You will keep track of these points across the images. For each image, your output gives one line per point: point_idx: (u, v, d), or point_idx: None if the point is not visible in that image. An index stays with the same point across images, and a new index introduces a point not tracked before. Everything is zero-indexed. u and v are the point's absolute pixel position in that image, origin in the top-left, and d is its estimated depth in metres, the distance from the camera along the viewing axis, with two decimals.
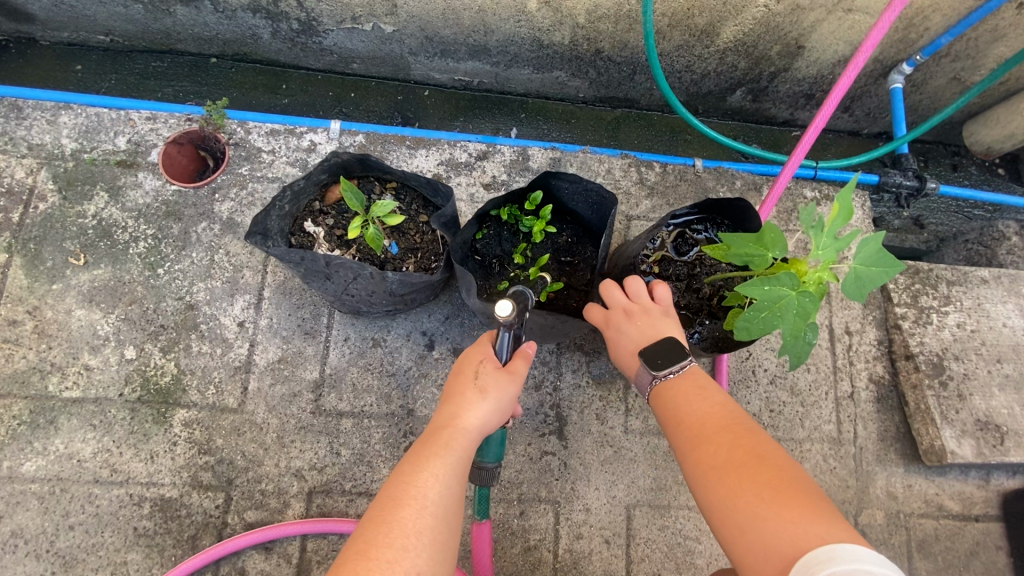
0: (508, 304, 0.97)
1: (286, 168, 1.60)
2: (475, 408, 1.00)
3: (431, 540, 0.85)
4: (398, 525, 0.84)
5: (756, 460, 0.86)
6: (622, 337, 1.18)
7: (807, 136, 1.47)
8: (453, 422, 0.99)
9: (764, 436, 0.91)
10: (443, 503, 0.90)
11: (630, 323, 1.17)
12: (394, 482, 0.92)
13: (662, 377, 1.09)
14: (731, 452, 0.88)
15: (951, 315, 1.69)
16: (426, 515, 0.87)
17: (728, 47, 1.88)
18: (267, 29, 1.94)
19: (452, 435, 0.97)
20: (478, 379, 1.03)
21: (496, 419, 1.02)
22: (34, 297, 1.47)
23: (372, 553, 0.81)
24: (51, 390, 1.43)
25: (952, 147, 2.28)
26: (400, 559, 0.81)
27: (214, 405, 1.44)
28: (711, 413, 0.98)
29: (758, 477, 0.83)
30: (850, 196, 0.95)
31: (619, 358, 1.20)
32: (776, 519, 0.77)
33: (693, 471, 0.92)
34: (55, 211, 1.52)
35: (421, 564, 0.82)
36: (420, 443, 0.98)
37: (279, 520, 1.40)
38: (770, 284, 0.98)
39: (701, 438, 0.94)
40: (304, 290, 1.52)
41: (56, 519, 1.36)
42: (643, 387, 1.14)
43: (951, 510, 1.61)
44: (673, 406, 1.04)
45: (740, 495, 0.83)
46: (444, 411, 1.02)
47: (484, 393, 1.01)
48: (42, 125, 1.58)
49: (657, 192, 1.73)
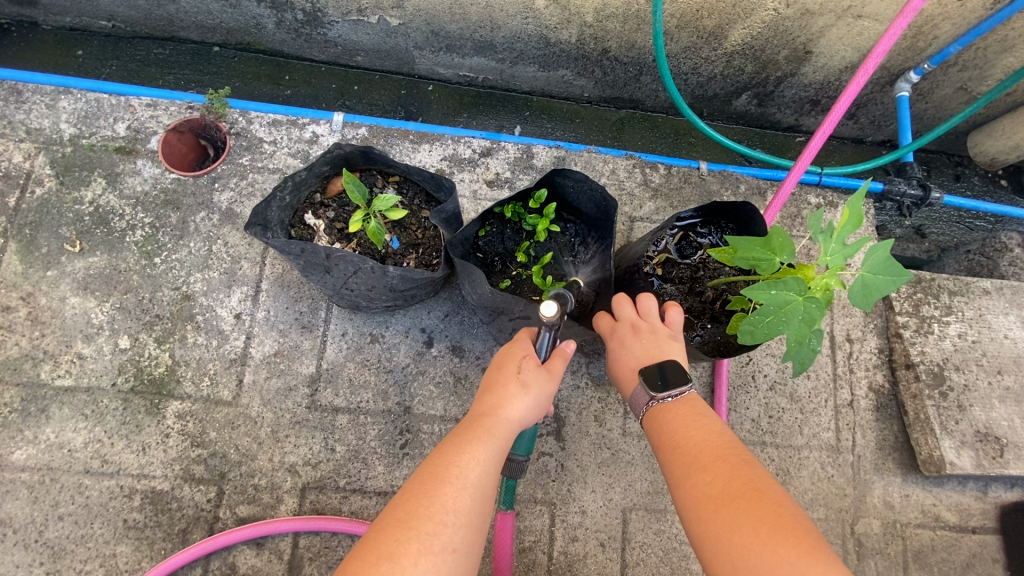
0: (553, 304, 0.99)
1: (287, 159, 1.58)
2: (517, 400, 0.99)
3: (468, 521, 0.85)
4: (438, 501, 0.84)
5: (752, 493, 0.83)
6: (624, 351, 1.13)
7: (813, 141, 1.46)
8: (495, 411, 0.97)
9: (759, 469, 0.87)
10: (481, 487, 0.89)
11: (636, 339, 1.13)
12: (437, 457, 0.91)
13: (660, 399, 1.05)
14: (726, 483, 0.85)
15: (953, 325, 1.68)
16: (466, 497, 0.86)
17: (735, 51, 1.87)
18: (271, 19, 1.92)
19: (494, 424, 0.96)
20: (521, 373, 1.02)
21: (533, 414, 1.02)
22: (28, 284, 1.45)
23: (414, 523, 0.81)
24: (43, 378, 1.41)
25: (955, 157, 2.27)
26: (438, 533, 0.81)
27: (208, 398, 1.42)
28: (708, 439, 0.95)
29: (753, 512, 0.80)
30: (860, 202, 0.93)
31: (616, 373, 1.16)
32: (772, 558, 0.74)
33: (685, 499, 0.89)
34: (51, 196, 1.50)
35: (457, 543, 0.82)
36: (463, 426, 0.97)
37: (271, 515, 1.38)
38: (777, 288, 0.96)
39: (696, 464, 0.90)
40: (302, 283, 1.51)
41: (45, 509, 1.34)
42: (637, 406, 1.10)
43: (948, 521, 1.61)
44: (668, 429, 1.00)
45: (736, 530, 0.79)
46: (487, 398, 1.01)
47: (526, 388, 1.00)
48: (41, 109, 1.55)
49: (662, 194, 1.72)
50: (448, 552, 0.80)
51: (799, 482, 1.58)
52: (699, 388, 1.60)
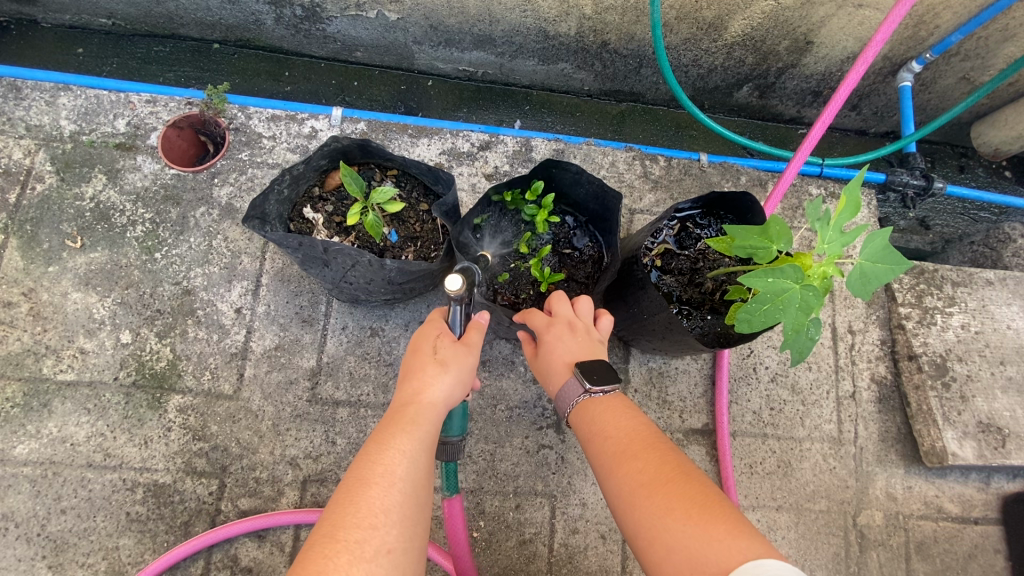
0: (458, 277, 1.00)
1: (287, 154, 1.59)
2: (436, 381, 1.00)
3: (399, 517, 0.84)
4: (365, 504, 0.83)
5: (681, 478, 0.85)
6: (561, 346, 1.13)
7: (813, 132, 1.46)
8: (416, 398, 0.98)
9: (684, 458, 0.90)
10: (410, 479, 0.89)
11: (573, 336, 1.14)
12: (361, 461, 0.90)
13: (592, 393, 1.06)
14: (656, 469, 0.88)
15: (955, 316, 1.67)
16: (394, 493, 0.86)
17: (735, 42, 1.86)
18: (270, 15, 1.92)
19: (416, 412, 0.97)
20: (438, 354, 1.03)
21: (457, 393, 1.02)
22: (29, 279, 1.46)
23: (341, 535, 0.79)
24: (45, 372, 1.42)
25: (959, 148, 2.25)
26: (369, 537, 0.80)
27: (209, 391, 1.43)
28: (637, 430, 0.98)
29: (681, 495, 0.82)
30: (857, 189, 0.93)
31: (546, 367, 1.15)
32: (701, 534, 0.76)
33: (617, 489, 0.90)
34: (52, 192, 1.51)
35: (392, 543, 0.81)
36: (387, 422, 0.97)
37: (272, 508, 1.39)
38: (775, 276, 0.96)
39: (626, 453, 0.93)
40: (302, 277, 1.51)
41: (48, 503, 1.35)
42: (565, 401, 1.10)
43: (950, 512, 1.60)
44: (596, 423, 1.02)
45: (668, 512, 0.81)
46: (407, 386, 1.01)
47: (444, 366, 1.01)
48: (41, 106, 1.56)
49: (662, 186, 1.71)
50: (383, 554, 0.79)
51: (800, 474, 1.57)
52: (700, 380, 1.60)
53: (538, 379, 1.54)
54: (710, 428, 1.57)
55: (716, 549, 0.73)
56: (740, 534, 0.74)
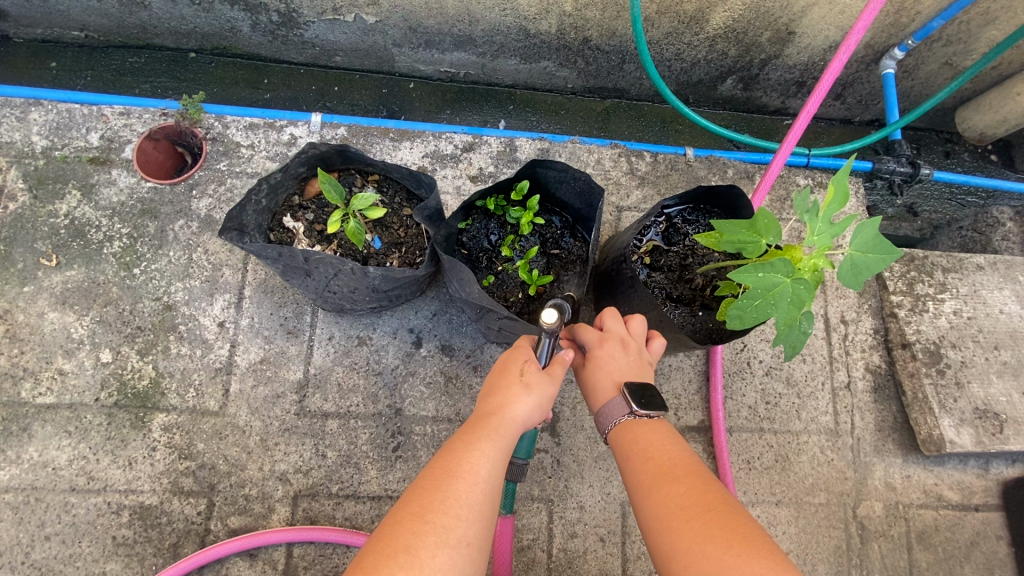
0: (553, 310, 1.01)
1: (266, 162, 1.55)
2: (523, 401, 0.97)
3: (480, 515, 0.85)
4: (452, 495, 0.84)
5: (724, 508, 0.83)
6: (611, 362, 1.10)
7: (798, 122, 1.44)
8: (500, 409, 0.96)
9: (725, 488, 0.88)
10: (491, 484, 0.89)
11: (624, 354, 1.11)
12: (446, 453, 0.91)
13: (638, 415, 1.02)
14: (699, 495, 0.85)
15: (947, 302, 1.66)
16: (477, 492, 0.87)
17: (718, 34, 1.85)
18: (246, 22, 1.89)
19: (500, 424, 0.95)
20: (525, 375, 0.99)
21: (538, 414, 1.00)
22: (4, 300, 1.42)
23: (429, 517, 0.81)
24: (24, 396, 1.38)
25: (944, 134, 2.25)
26: (453, 526, 0.82)
27: (194, 408, 1.40)
28: (679, 455, 0.95)
29: (722, 525, 0.80)
30: (845, 179, 0.92)
31: (591, 381, 1.11)
32: (741, 568, 0.74)
33: (652, 510, 0.88)
34: (25, 210, 1.47)
35: (471, 538, 0.82)
36: (470, 424, 0.96)
37: (263, 526, 1.35)
38: (765, 271, 0.94)
39: (668, 476, 0.90)
40: (286, 288, 1.48)
41: (32, 530, 1.31)
42: (606, 419, 1.06)
43: (950, 500, 1.59)
44: (639, 443, 0.98)
45: (706, 540, 0.79)
46: (490, 398, 0.99)
47: (530, 389, 0.98)
48: (11, 122, 1.52)
49: (648, 182, 1.69)
50: (463, 546, 0.81)
51: (799, 467, 1.56)
52: (694, 376, 1.58)
53: None
54: (706, 425, 1.55)
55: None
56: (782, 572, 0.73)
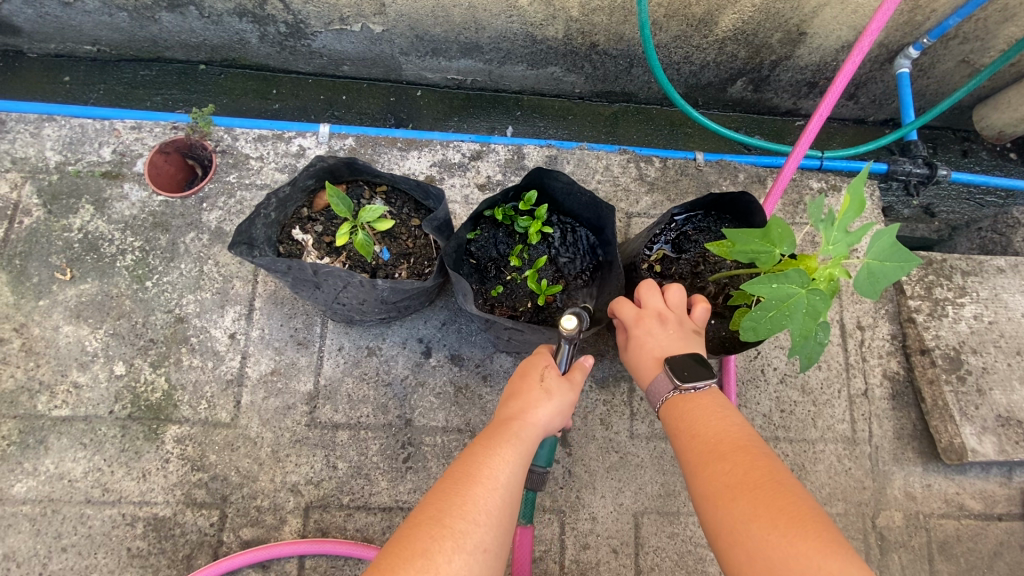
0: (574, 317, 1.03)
1: (275, 174, 1.56)
2: (542, 406, 0.97)
3: (498, 522, 0.84)
4: (471, 500, 0.84)
5: (772, 485, 0.82)
6: (651, 339, 1.09)
7: (811, 125, 1.42)
8: (521, 414, 0.96)
9: (775, 462, 0.87)
10: (510, 489, 0.88)
11: (664, 329, 1.10)
12: (466, 457, 0.90)
13: (683, 390, 1.02)
14: (746, 473, 0.85)
15: (967, 307, 1.62)
16: (496, 498, 0.86)
17: (727, 37, 1.83)
18: (254, 33, 1.90)
19: (522, 429, 0.94)
20: (545, 381, 1.00)
21: (558, 419, 1.00)
22: (21, 314, 1.44)
23: (446, 521, 0.80)
24: (40, 409, 1.39)
25: (961, 132, 2.20)
26: (470, 532, 0.81)
27: (206, 420, 1.40)
28: (727, 430, 0.94)
29: (770, 504, 0.79)
30: (861, 186, 0.89)
31: (635, 360, 1.12)
32: (787, 550, 0.74)
33: (700, 488, 0.88)
34: (40, 225, 1.49)
35: (489, 544, 0.81)
36: (491, 428, 0.96)
37: (275, 537, 1.36)
38: (778, 282, 0.92)
39: (715, 453, 0.90)
40: (296, 299, 1.48)
41: (48, 542, 1.32)
42: (655, 395, 1.06)
43: (972, 509, 1.55)
44: (687, 419, 0.98)
45: (753, 519, 0.79)
46: (512, 403, 0.99)
47: (549, 395, 0.98)
48: (25, 138, 1.54)
49: (658, 187, 1.67)
50: (479, 552, 0.80)
51: (815, 476, 1.53)
52: None
53: None
54: None
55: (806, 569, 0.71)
56: (831, 553, 0.72)
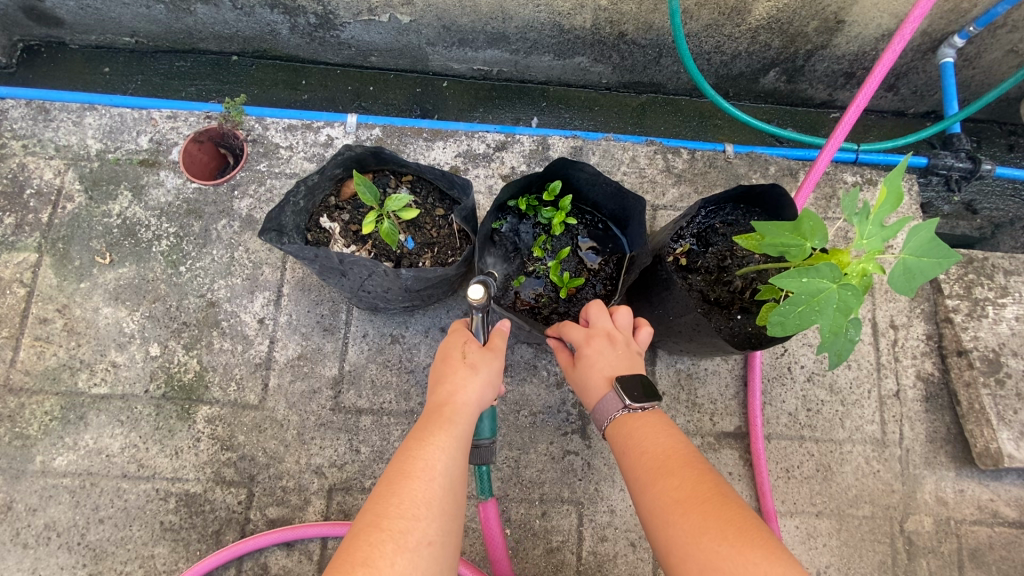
0: (479, 286, 1.00)
1: (304, 163, 1.59)
2: (469, 382, 0.96)
3: (440, 511, 0.83)
4: (407, 497, 0.82)
5: (719, 498, 0.82)
6: (601, 359, 1.08)
7: (847, 116, 1.38)
8: (450, 398, 0.95)
9: (720, 477, 0.87)
10: (449, 476, 0.87)
11: (613, 349, 1.09)
12: (400, 456, 0.89)
13: (632, 409, 1.01)
14: (694, 488, 0.84)
15: (1009, 307, 1.56)
16: (435, 488, 0.84)
17: (760, 25, 1.78)
18: (285, 24, 1.93)
19: (451, 413, 0.93)
20: (467, 357, 0.99)
21: (490, 392, 0.99)
22: (63, 296, 1.50)
23: (384, 524, 0.78)
24: (80, 386, 1.46)
25: (1008, 125, 2.10)
26: (412, 528, 0.79)
27: (235, 402, 1.45)
28: (673, 446, 0.93)
29: (717, 516, 0.79)
30: (899, 178, 0.86)
31: (583, 380, 1.09)
32: (738, 560, 0.73)
33: (649, 505, 0.87)
34: (81, 210, 1.55)
35: (433, 535, 0.80)
36: (423, 420, 0.94)
37: (299, 517, 1.40)
38: (809, 276, 0.90)
39: (663, 468, 0.89)
40: (323, 286, 1.51)
41: (87, 513, 1.39)
42: (602, 415, 1.05)
43: (1007, 517, 1.50)
44: (634, 438, 0.97)
45: (703, 532, 0.78)
46: (439, 389, 0.97)
47: (475, 369, 0.98)
48: (68, 126, 1.60)
49: (685, 179, 1.65)
50: (424, 546, 0.78)
51: (842, 478, 1.50)
52: (731, 381, 1.53)
53: (561, 383, 1.51)
54: (743, 431, 1.51)
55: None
56: (777, 562, 0.73)
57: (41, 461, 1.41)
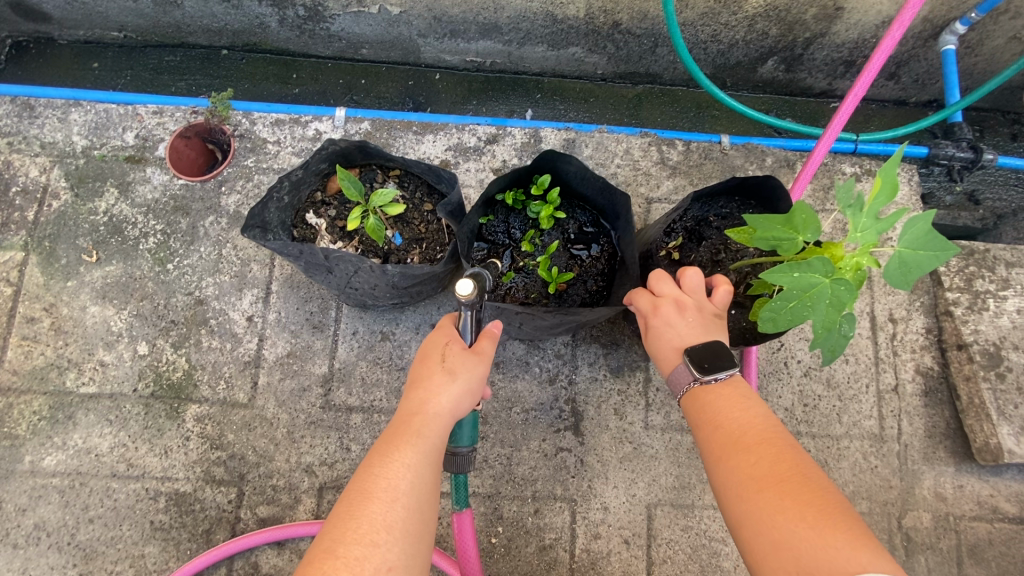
0: (469, 282, 0.95)
1: (292, 158, 1.57)
2: (443, 391, 0.94)
3: (402, 534, 0.81)
4: (366, 519, 0.81)
5: (799, 478, 0.80)
6: (670, 329, 1.06)
7: (845, 106, 1.34)
8: (421, 408, 0.92)
9: (802, 453, 0.84)
10: (415, 495, 0.85)
11: (682, 317, 1.06)
12: (365, 471, 0.87)
13: (704, 381, 0.99)
14: (771, 466, 0.82)
15: (1010, 300, 1.53)
16: (397, 510, 0.83)
17: (757, 13, 1.74)
18: (274, 17, 1.91)
19: (422, 424, 0.91)
20: (445, 362, 0.96)
21: (467, 400, 0.96)
22: (50, 295, 1.49)
23: (340, 552, 0.77)
24: (68, 386, 1.44)
25: (1012, 114, 2.06)
26: (369, 554, 0.77)
27: (225, 400, 1.43)
28: (749, 421, 0.91)
29: (794, 496, 0.77)
30: (894, 168, 0.83)
31: (654, 350, 1.09)
32: (819, 541, 0.71)
33: (723, 481, 0.86)
34: (68, 208, 1.53)
35: (393, 560, 0.78)
36: (392, 431, 0.92)
37: (290, 516, 1.39)
38: (801, 270, 0.87)
39: (739, 445, 0.87)
40: (312, 283, 1.49)
41: (77, 512, 1.38)
42: (676, 386, 1.03)
43: (1007, 513, 1.48)
44: (709, 410, 0.96)
45: (779, 511, 0.76)
46: (412, 397, 0.95)
47: (452, 375, 0.95)
48: (54, 123, 1.58)
49: (680, 171, 1.62)
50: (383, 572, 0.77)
51: (838, 473, 1.48)
52: None
53: (554, 380, 1.49)
54: None
55: (834, 559, 0.69)
56: (863, 545, 0.69)
57: (30, 461, 1.41)
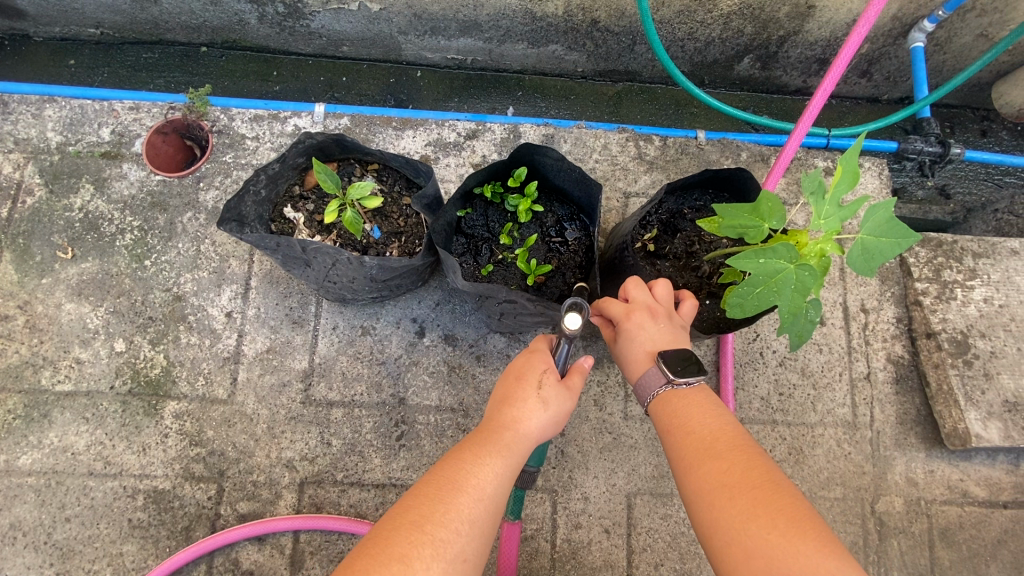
0: (577, 316, 0.95)
1: (271, 154, 1.57)
2: (537, 415, 0.94)
3: (481, 532, 0.84)
4: (454, 509, 0.83)
5: (769, 485, 0.82)
6: (643, 333, 1.06)
7: (814, 101, 1.38)
8: (514, 424, 0.93)
9: (770, 461, 0.87)
10: (496, 500, 0.88)
11: (654, 323, 1.07)
12: (453, 463, 0.88)
13: (676, 384, 0.99)
14: (746, 471, 0.84)
15: (977, 290, 1.58)
16: (479, 508, 0.85)
17: (732, 11, 1.77)
18: (253, 14, 1.90)
19: (512, 440, 0.92)
20: (542, 389, 0.96)
21: (551, 429, 0.98)
22: (25, 292, 1.47)
23: (427, 528, 0.80)
24: (44, 383, 1.43)
25: (980, 111, 2.12)
26: (451, 541, 0.80)
27: (204, 397, 1.43)
28: (721, 428, 0.93)
29: (767, 504, 0.79)
30: (855, 157, 0.86)
31: (625, 356, 1.08)
32: (790, 549, 0.74)
33: (694, 486, 0.87)
34: (42, 205, 1.52)
35: (469, 553, 0.81)
36: (481, 435, 0.93)
37: (270, 511, 1.38)
38: (766, 257, 0.90)
39: (711, 451, 0.89)
40: (291, 279, 1.49)
41: (53, 511, 1.36)
42: (645, 391, 1.03)
43: (976, 496, 1.52)
44: (680, 416, 0.96)
45: (750, 518, 0.79)
46: (504, 409, 0.95)
47: (548, 405, 0.95)
48: (27, 119, 1.57)
49: (657, 166, 1.64)
50: (459, 561, 0.80)
51: (813, 460, 1.51)
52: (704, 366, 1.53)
53: None
54: None
55: (801, 566, 0.72)
56: (830, 553, 0.73)
57: (5, 460, 1.39)
